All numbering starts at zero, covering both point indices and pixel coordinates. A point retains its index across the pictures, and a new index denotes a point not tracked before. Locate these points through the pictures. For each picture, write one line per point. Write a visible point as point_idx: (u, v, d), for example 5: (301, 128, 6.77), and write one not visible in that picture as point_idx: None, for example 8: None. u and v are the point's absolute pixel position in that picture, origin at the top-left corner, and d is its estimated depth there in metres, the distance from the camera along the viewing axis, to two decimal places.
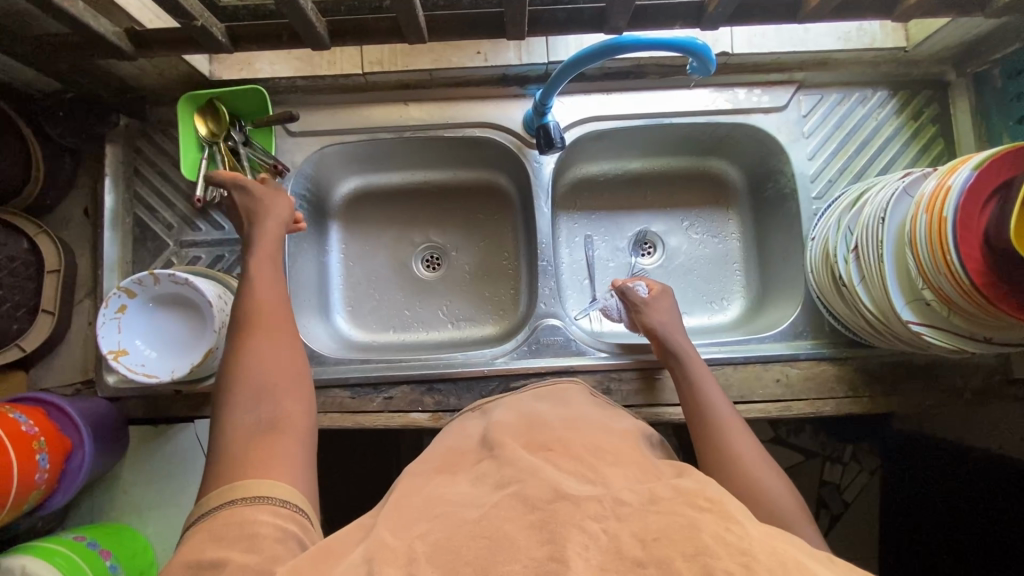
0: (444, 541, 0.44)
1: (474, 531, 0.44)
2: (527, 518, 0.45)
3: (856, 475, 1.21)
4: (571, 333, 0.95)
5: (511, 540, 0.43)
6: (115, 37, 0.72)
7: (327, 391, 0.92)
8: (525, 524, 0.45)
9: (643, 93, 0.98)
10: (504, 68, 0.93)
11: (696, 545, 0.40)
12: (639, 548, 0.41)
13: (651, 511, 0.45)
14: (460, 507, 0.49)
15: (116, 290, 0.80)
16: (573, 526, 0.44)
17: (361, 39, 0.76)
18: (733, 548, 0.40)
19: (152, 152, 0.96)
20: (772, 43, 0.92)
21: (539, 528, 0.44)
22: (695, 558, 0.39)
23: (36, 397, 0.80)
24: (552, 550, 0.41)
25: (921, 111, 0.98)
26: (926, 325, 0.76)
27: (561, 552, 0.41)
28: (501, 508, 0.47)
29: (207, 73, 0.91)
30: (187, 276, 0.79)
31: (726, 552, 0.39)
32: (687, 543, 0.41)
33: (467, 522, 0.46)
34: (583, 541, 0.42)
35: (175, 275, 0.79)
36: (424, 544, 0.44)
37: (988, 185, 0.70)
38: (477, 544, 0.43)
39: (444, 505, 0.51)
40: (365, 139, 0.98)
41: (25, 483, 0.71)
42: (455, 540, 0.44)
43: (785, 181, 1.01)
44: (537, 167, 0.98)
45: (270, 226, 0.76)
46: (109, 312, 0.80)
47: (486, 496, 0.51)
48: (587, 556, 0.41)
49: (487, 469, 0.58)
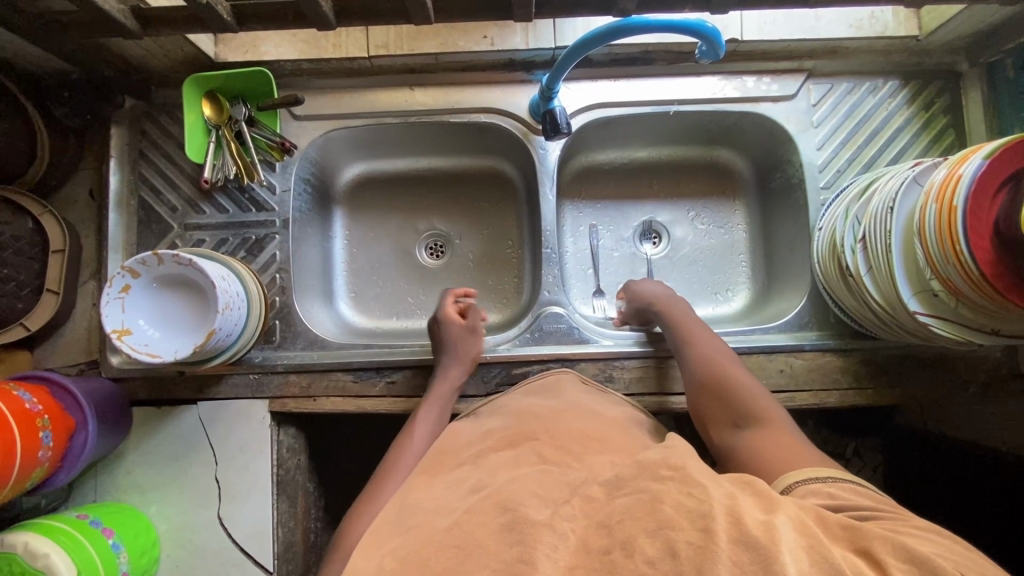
0: (412, 554, 0.49)
1: (444, 542, 0.49)
2: (498, 521, 0.49)
3: (859, 471, 1.19)
4: (574, 320, 0.95)
5: (479, 545, 0.47)
6: (119, 12, 0.71)
7: (329, 375, 0.92)
8: (494, 529, 0.49)
9: (651, 80, 0.97)
10: (511, 52, 0.92)
11: (658, 520, 0.45)
12: (605, 536, 0.45)
13: (620, 494, 0.49)
14: (434, 516, 0.54)
15: (121, 271, 0.79)
16: (542, 527, 0.47)
17: (366, 19, 0.75)
18: (695, 515, 0.44)
19: (158, 134, 0.95)
20: (782, 30, 0.90)
21: (509, 530, 0.48)
22: (657, 533, 0.44)
23: (37, 374, 0.81)
24: (520, 552, 0.45)
25: (932, 102, 0.97)
26: (933, 317, 0.76)
27: (529, 554, 0.44)
28: (476, 513, 0.51)
29: (213, 55, 0.91)
30: (190, 257, 0.79)
31: (688, 522, 0.44)
32: (650, 519, 0.45)
33: (440, 530, 0.51)
34: (551, 541, 0.46)
35: (179, 256, 0.78)
36: (392, 561, 0.48)
37: (999, 176, 0.69)
38: (445, 554, 0.47)
39: (417, 514, 0.56)
40: (370, 124, 0.97)
41: (28, 461, 0.71)
42: (423, 554, 0.48)
43: (793, 171, 1.00)
44: (543, 154, 0.97)
45: (452, 372, 0.87)
46: (113, 292, 0.79)
47: (460, 501, 0.56)
48: (556, 557, 0.44)
49: (464, 474, 0.64)
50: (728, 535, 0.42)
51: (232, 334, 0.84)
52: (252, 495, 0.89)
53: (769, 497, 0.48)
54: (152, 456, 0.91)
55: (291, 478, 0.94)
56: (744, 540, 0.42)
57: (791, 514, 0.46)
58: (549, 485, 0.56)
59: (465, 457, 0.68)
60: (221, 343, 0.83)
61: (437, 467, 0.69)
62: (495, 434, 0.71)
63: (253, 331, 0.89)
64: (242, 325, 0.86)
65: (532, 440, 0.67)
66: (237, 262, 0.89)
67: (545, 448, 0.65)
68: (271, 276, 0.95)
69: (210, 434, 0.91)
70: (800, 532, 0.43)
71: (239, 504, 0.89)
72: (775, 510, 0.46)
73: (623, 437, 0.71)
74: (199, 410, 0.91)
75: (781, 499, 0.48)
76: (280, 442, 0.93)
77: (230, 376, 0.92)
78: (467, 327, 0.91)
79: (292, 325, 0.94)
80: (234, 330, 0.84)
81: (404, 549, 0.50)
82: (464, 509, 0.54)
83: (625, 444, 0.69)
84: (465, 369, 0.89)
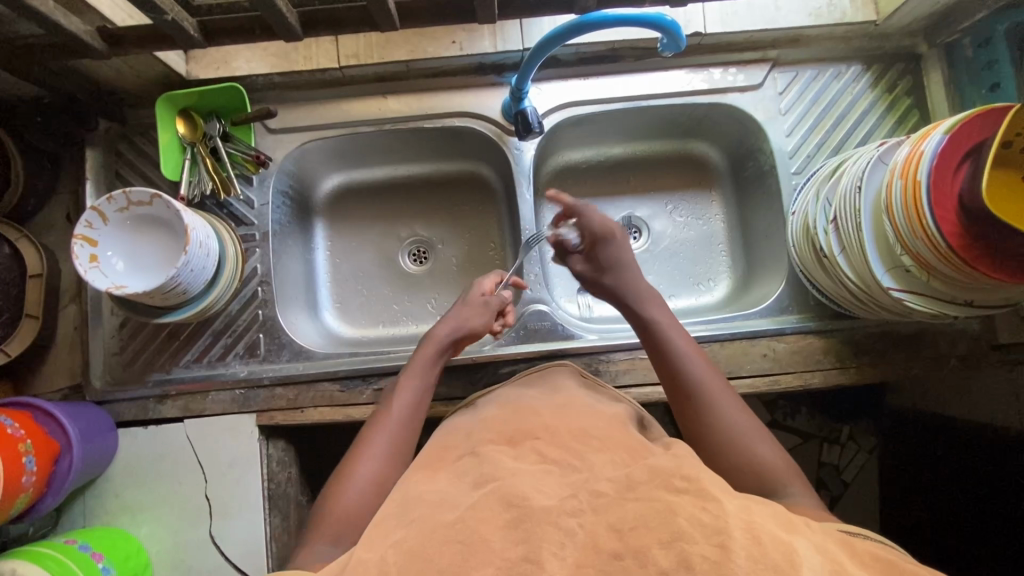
0: (417, 550, 0.49)
1: (449, 536, 0.50)
2: (503, 517, 0.51)
3: (854, 456, 1.22)
4: (558, 317, 0.96)
5: (485, 542, 0.49)
6: (88, 34, 0.72)
7: (316, 385, 0.92)
8: (499, 524, 0.51)
9: (621, 77, 0.99)
10: (480, 56, 0.93)
11: (672, 531, 0.46)
12: (616, 540, 0.47)
13: (630, 498, 0.51)
14: (442, 509, 0.56)
15: (76, 242, 0.78)
16: (549, 526, 0.49)
17: (333, 30, 0.76)
18: (710, 530, 0.46)
19: (134, 155, 0.95)
20: (743, 22, 0.93)
21: (514, 527, 0.50)
22: (672, 544, 0.45)
23: (20, 400, 0.79)
24: (527, 550, 0.47)
25: (895, 84, 0.99)
26: (906, 292, 0.77)
27: (536, 553, 0.47)
28: (478, 508, 0.53)
29: (185, 73, 0.91)
30: (121, 189, 0.79)
31: (702, 536, 0.45)
32: (664, 530, 0.47)
33: (445, 524, 0.52)
34: (560, 539, 0.48)
35: (112, 196, 0.79)
36: (398, 554, 0.49)
37: (960, 149, 0.71)
38: (452, 548, 0.49)
39: (421, 509, 0.57)
40: (346, 133, 0.98)
41: (12, 488, 0.71)
42: (428, 549, 0.49)
43: (764, 159, 1.01)
44: (518, 154, 0.98)
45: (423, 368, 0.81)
46: (83, 263, 0.78)
47: (466, 496, 0.57)
48: (563, 555, 0.47)
49: (468, 469, 0.63)
50: (744, 550, 0.44)
51: (211, 238, 0.83)
52: (245, 511, 0.89)
53: (792, 522, 0.50)
54: (143, 477, 0.90)
55: (283, 491, 0.94)
56: (760, 559, 0.44)
57: (813, 540, 0.48)
58: (551, 482, 0.57)
59: (465, 454, 0.68)
60: (183, 289, 0.81)
61: (438, 467, 0.68)
62: (496, 429, 0.71)
63: (227, 286, 0.89)
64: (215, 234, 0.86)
65: (533, 439, 0.67)
66: (221, 223, 0.90)
67: (546, 445, 0.65)
68: (253, 289, 0.95)
69: (197, 450, 0.90)
70: (824, 558, 0.46)
71: (231, 520, 0.89)
72: (796, 533, 0.48)
73: (622, 435, 0.69)
74: (186, 427, 0.90)
75: (803, 526, 0.51)
76: (269, 455, 0.92)
77: (213, 392, 0.92)
78: (484, 302, 0.88)
79: (277, 337, 0.95)
80: (203, 273, 0.83)
81: (409, 541, 0.51)
82: (469, 504, 0.55)
83: (615, 434, 0.69)
84: (462, 334, 0.85)
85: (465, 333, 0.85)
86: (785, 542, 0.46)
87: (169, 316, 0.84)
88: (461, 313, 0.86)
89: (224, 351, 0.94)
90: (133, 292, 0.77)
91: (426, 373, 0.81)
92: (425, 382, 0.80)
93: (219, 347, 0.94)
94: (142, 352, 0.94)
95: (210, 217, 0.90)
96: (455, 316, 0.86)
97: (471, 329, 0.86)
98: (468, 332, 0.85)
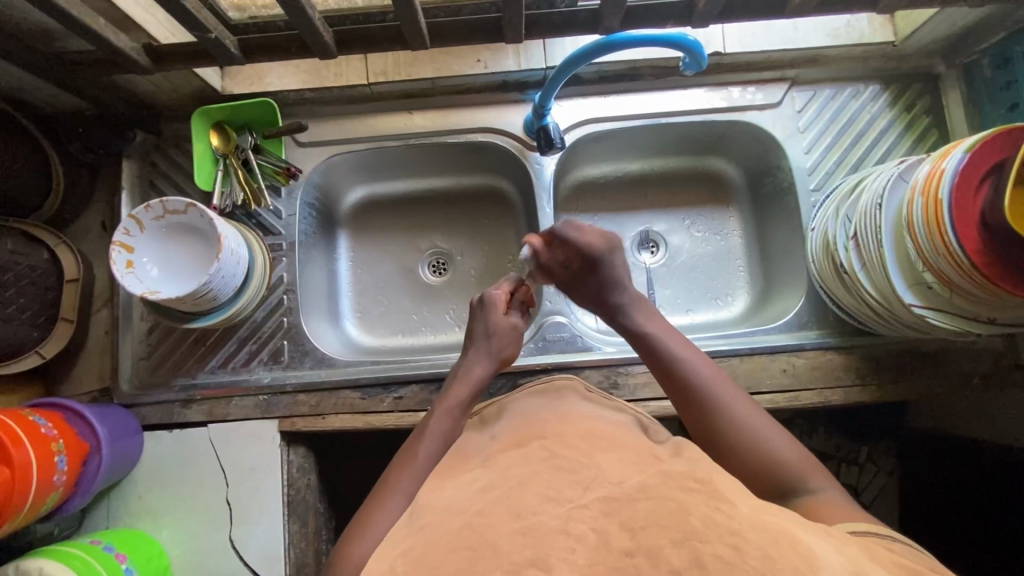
0: (424, 556, 0.50)
1: (456, 543, 0.50)
2: (515, 526, 0.50)
3: (874, 477, 1.20)
4: (577, 329, 0.97)
5: (493, 546, 0.49)
6: (133, 50, 0.76)
7: (338, 392, 0.94)
8: (513, 535, 0.50)
9: (641, 94, 1.01)
10: (504, 73, 0.96)
11: (684, 531, 0.47)
12: (628, 538, 0.47)
13: (641, 497, 0.51)
14: (449, 513, 0.56)
15: (115, 248, 0.81)
16: (557, 533, 0.49)
17: (367, 47, 0.79)
18: (724, 530, 0.47)
19: (168, 166, 0.99)
20: (762, 42, 0.95)
21: (524, 539, 0.49)
22: (684, 543, 0.46)
23: (53, 401, 0.81)
24: (531, 556, 0.47)
25: (914, 104, 1.00)
26: (928, 308, 0.77)
27: (543, 559, 0.46)
28: (486, 515, 0.53)
29: (221, 88, 0.95)
30: (159, 199, 0.82)
31: (716, 535, 0.46)
32: (676, 529, 0.47)
33: (450, 532, 0.52)
34: (569, 545, 0.47)
35: (149, 204, 0.82)
36: (406, 563, 0.50)
37: (982, 166, 0.72)
38: (458, 554, 0.49)
39: (432, 515, 0.57)
40: (372, 147, 1.01)
41: (44, 487, 0.72)
42: (434, 556, 0.49)
43: (783, 176, 1.03)
44: (539, 169, 1.00)
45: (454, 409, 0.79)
46: (120, 269, 0.81)
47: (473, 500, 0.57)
48: (572, 559, 0.46)
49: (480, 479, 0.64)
50: (759, 550, 0.45)
51: (239, 246, 0.85)
52: (264, 518, 0.90)
53: (808, 529, 0.51)
54: (164, 480, 0.91)
55: (303, 497, 0.94)
56: (774, 559, 0.44)
57: (830, 547, 0.48)
58: (561, 484, 0.55)
59: (475, 462, 0.66)
60: (214, 296, 0.84)
61: (450, 471, 0.66)
62: (506, 438, 0.68)
63: (256, 292, 0.91)
64: (243, 243, 0.88)
65: (540, 439, 0.65)
66: (250, 233, 0.93)
67: (553, 445, 0.63)
68: (279, 296, 0.97)
69: (221, 457, 0.91)
70: (841, 562, 0.46)
71: (251, 526, 0.90)
72: (814, 541, 0.48)
73: (636, 440, 0.66)
74: (210, 432, 0.92)
75: (820, 534, 0.51)
76: (291, 461, 0.93)
77: (237, 397, 0.94)
78: (511, 326, 0.86)
79: (301, 343, 0.96)
80: (233, 281, 0.85)
81: (416, 550, 0.52)
82: (477, 506, 0.55)
83: (634, 442, 0.65)
84: (493, 368, 0.84)
85: (496, 365, 0.85)
86: (804, 542, 0.47)
87: (199, 321, 0.87)
88: (491, 345, 0.85)
89: (249, 358, 0.96)
90: (166, 298, 0.79)
91: (459, 412, 0.79)
92: (456, 422, 0.78)
93: (244, 353, 0.96)
94: (170, 356, 0.96)
95: (241, 226, 0.93)
96: (484, 347, 0.85)
97: (502, 359, 0.86)
98: (500, 363, 0.85)
